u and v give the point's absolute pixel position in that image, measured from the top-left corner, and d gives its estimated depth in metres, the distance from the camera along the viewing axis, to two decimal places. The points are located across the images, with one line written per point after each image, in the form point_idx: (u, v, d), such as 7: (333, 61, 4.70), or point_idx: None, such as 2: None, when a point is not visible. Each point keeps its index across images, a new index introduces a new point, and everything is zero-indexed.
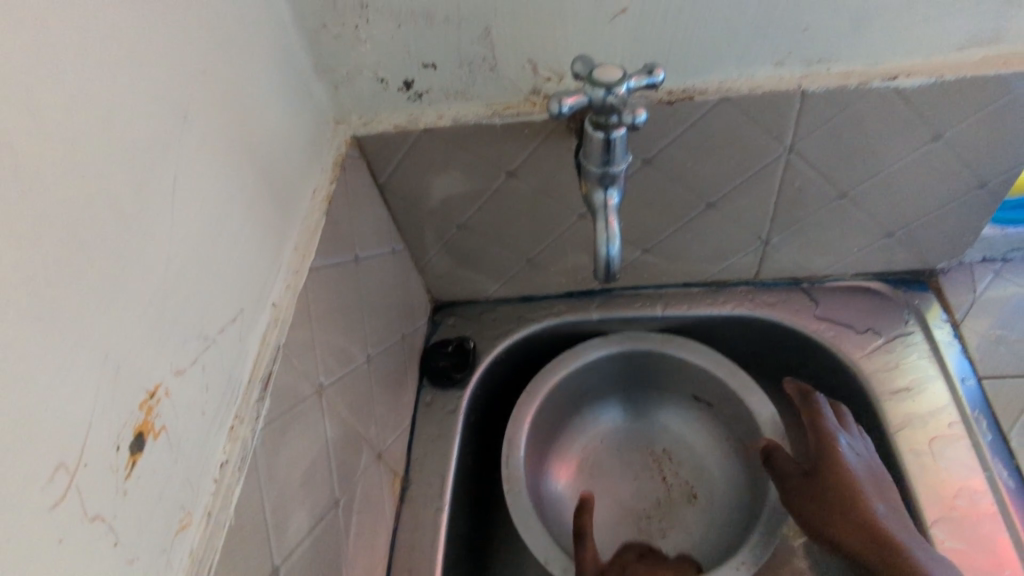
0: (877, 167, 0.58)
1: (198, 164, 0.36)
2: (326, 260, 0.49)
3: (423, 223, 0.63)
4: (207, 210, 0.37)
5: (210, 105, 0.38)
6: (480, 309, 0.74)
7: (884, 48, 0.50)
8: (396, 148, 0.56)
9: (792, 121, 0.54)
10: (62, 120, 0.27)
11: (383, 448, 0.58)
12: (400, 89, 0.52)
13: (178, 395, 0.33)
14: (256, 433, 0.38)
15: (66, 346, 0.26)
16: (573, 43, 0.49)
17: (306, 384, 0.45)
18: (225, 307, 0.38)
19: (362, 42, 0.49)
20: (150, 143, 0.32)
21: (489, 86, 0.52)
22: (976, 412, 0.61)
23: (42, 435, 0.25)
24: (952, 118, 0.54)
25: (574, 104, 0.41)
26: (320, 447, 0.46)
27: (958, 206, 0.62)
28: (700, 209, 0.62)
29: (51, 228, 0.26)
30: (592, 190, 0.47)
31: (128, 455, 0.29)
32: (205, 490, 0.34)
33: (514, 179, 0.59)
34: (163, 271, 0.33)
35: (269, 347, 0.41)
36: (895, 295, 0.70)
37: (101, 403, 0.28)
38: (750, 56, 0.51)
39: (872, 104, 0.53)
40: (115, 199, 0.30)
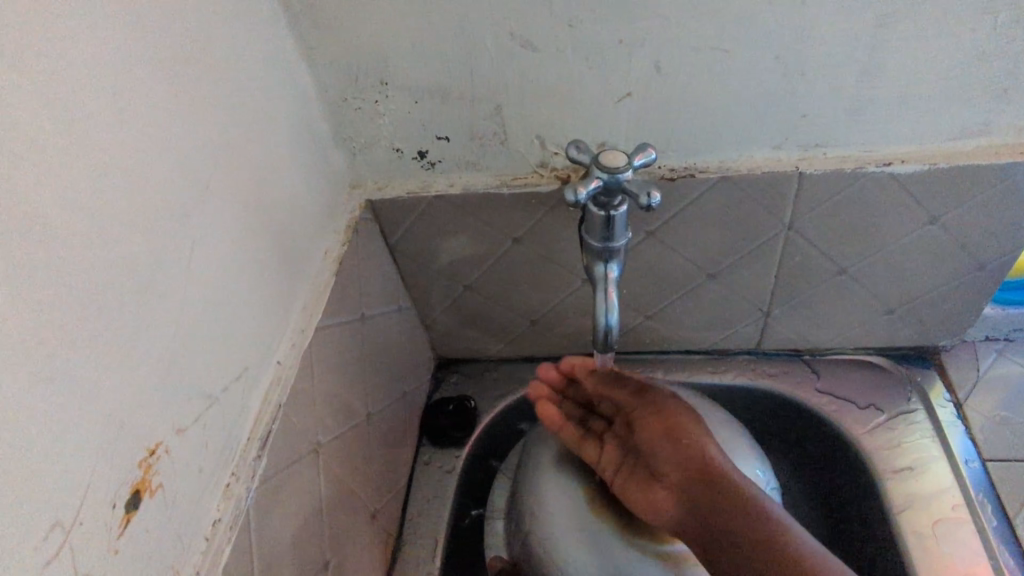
0: (876, 247, 0.60)
1: (214, 227, 0.38)
2: (333, 318, 0.51)
3: (431, 283, 0.65)
4: (219, 271, 0.38)
5: (229, 173, 0.40)
6: (483, 368, 0.75)
7: (879, 135, 0.52)
8: (406, 212, 0.58)
9: (791, 201, 0.56)
10: (90, 190, 0.29)
11: (377, 507, 0.58)
12: (414, 158, 0.55)
13: (177, 454, 0.34)
14: (250, 492, 0.38)
15: (74, 409, 0.27)
16: (579, 121, 0.51)
17: (304, 442, 0.45)
18: (229, 368, 0.39)
19: (380, 115, 0.52)
20: (169, 210, 0.34)
21: (498, 159, 0.54)
22: (981, 496, 0.61)
23: (42, 496, 0.26)
24: (949, 202, 0.56)
25: (589, 189, 0.42)
26: (314, 507, 0.46)
27: (957, 288, 0.63)
28: (701, 279, 0.64)
29: (73, 293, 0.28)
30: (592, 262, 0.48)
31: (123, 512, 0.30)
32: (195, 549, 0.35)
33: (520, 244, 0.60)
34: (172, 334, 0.34)
35: (271, 406, 0.42)
36: (898, 370, 0.70)
37: (103, 461, 0.29)
38: (749, 139, 0.53)
39: (867, 187, 0.55)
40: (133, 264, 0.31)
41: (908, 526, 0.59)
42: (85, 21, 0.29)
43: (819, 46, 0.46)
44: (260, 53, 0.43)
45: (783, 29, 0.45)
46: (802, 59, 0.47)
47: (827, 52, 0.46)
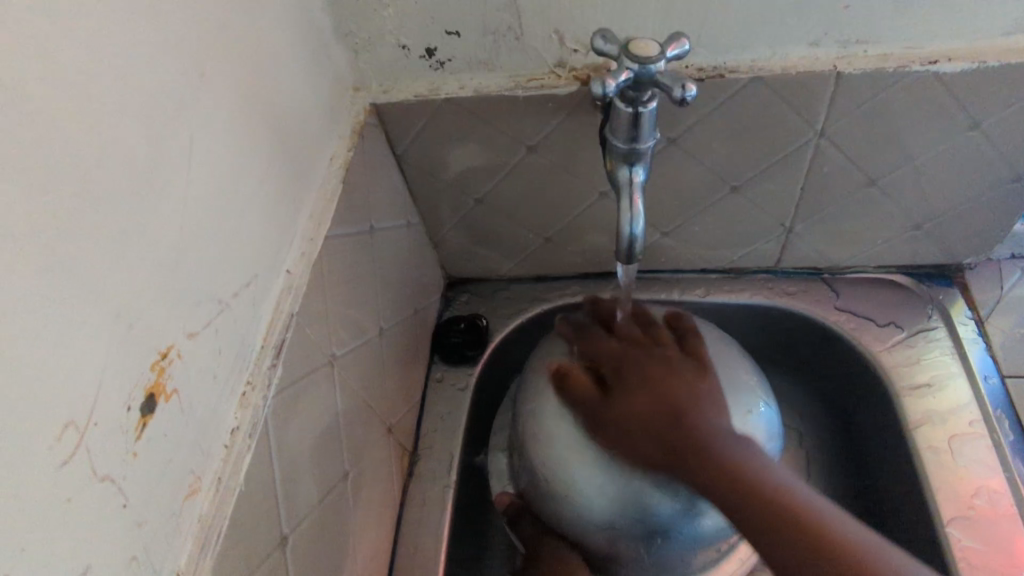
0: (909, 157, 0.57)
1: (212, 119, 0.35)
2: (342, 228, 0.49)
3: (440, 197, 0.62)
4: (220, 171, 0.36)
5: (224, 62, 0.36)
6: (493, 288, 0.73)
7: (928, 28, 0.48)
8: (414, 118, 0.54)
9: (826, 104, 0.52)
10: (80, 69, 0.26)
11: (392, 422, 0.57)
12: (422, 57, 0.51)
13: (189, 358, 0.32)
14: (268, 401, 0.37)
15: (82, 304, 0.26)
16: (601, 14, 0.47)
17: (318, 354, 0.44)
18: (237, 273, 0.37)
19: (385, 6, 0.47)
20: (166, 97, 0.31)
21: (514, 57, 0.51)
22: (998, 411, 0.61)
23: (53, 396, 0.24)
24: (995, 107, 0.52)
25: (619, 83, 0.39)
26: (330, 420, 0.45)
27: (991, 201, 0.60)
28: (723, 192, 0.61)
29: (65, 179, 0.25)
30: (617, 166, 0.45)
31: (139, 416, 0.28)
32: (215, 456, 0.34)
33: (535, 154, 0.57)
34: (177, 233, 0.32)
35: (283, 315, 0.40)
36: (918, 289, 0.69)
37: (114, 364, 0.27)
38: (786, 34, 0.49)
39: (908, 89, 0.51)
40: (132, 154, 0.29)
41: (923, 442, 0.59)
42: None
43: None
44: None
45: None
46: None
47: None
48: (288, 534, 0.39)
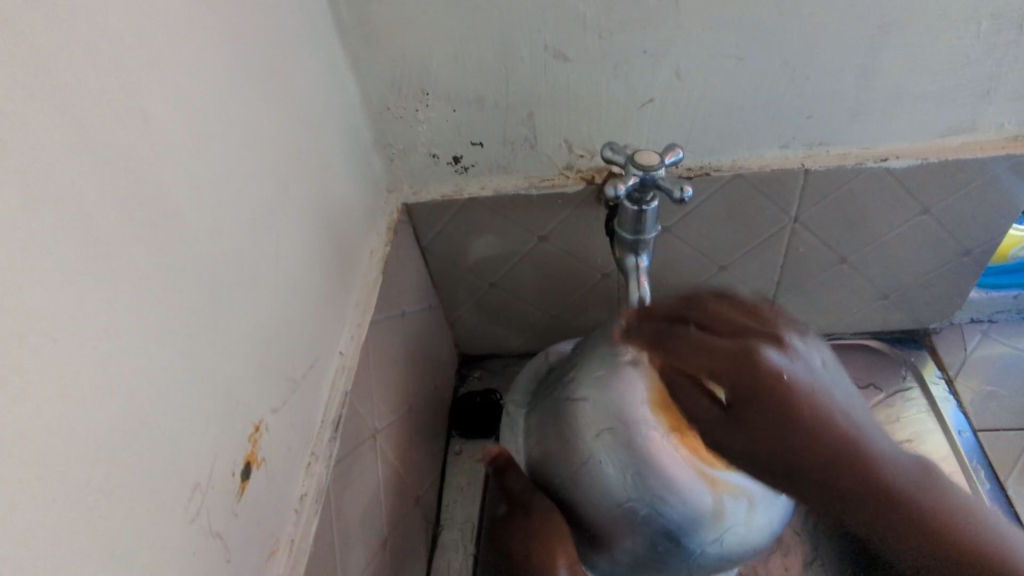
0: (872, 237, 0.65)
1: (283, 223, 0.41)
2: (381, 313, 0.54)
3: (459, 282, 0.68)
4: (290, 267, 0.42)
5: (292, 175, 0.43)
6: (504, 363, 0.78)
7: (876, 134, 0.57)
8: (440, 214, 0.61)
9: (797, 195, 0.61)
10: (199, 191, 0.32)
11: (420, 493, 0.61)
12: (449, 163, 0.58)
13: (272, 430, 0.37)
14: (329, 469, 0.41)
15: (200, 385, 0.31)
16: (603, 126, 0.56)
17: (365, 427, 0.48)
18: (303, 356, 0.42)
19: (419, 123, 0.55)
20: (254, 209, 0.38)
21: (529, 162, 0.58)
22: (975, 463, 0.66)
23: (181, 462, 0.29)
24: (939, 194, 0.61)
25: (627, 187, 0.46)
26: (374, 489, 0.49)
27: (945, 272, 0.69)
28: (713, 271, 0.68)
29: (188, 284, 0.31)
30: (624, 254, 0.52)
31: (239, 481, 0.33)
32: (289, 520, 0.38)
33: (545, 242, 0.64)
34: (261, 322, 0.37)
35: (339, 391, 0.45)
36: (893, 353, 0.76)
37: (220, 436, 0.32)
38: (759, 139, 0.57)
39: (866, 182, 0.60)
40: (230, 256, 0.35)
41: None
42: (193, 44, 0.33)
43: (822, 52, 0.51)
44: (317, 67, 0.47)
45: (791, 39, 0.50)
46: (806, 66, 0.52)
47: (828, 59, 0.52)
48: None
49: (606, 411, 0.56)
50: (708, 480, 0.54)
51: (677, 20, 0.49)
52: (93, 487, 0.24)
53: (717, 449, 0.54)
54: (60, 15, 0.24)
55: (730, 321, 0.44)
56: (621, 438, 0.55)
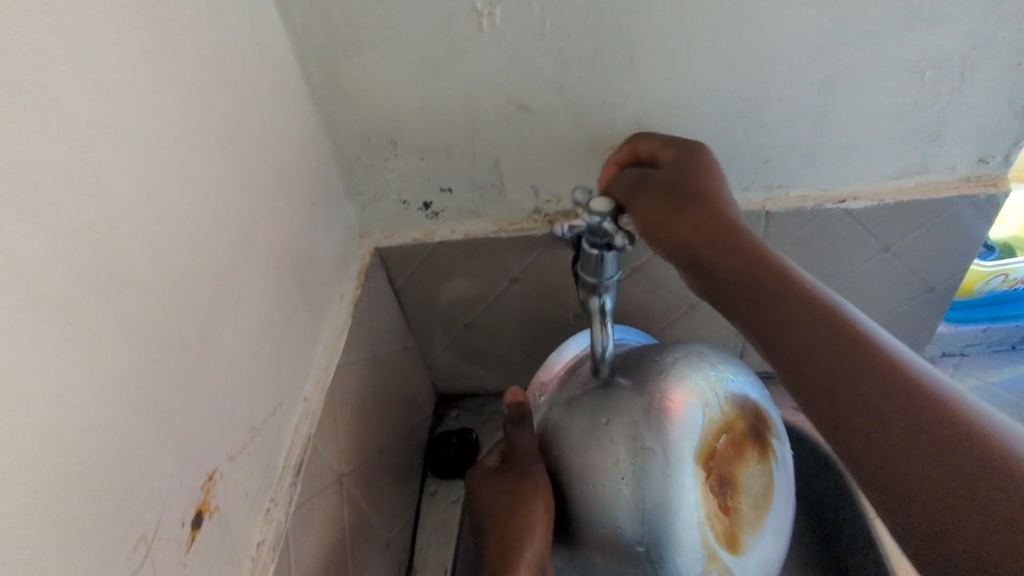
0: (837, 274, 0.66)
1: (247, 274, 0.42)
2: (350, 356, 0.55)
3: (434, 323, 0.69)
4: (254, 314, 0.43)
5: (257, 228, 0.44)
6: (481, 402, 0.79)
7: (833, 177, 0.59)
8: (411, 258, 0.63)
9: (761, 235, 0.62)
10: (159, 248, 0.34)
11: (391, 536, 0.61)
12: (419, 209, 0.60)
13: (228, 479, 0.37)
14: (288, 515, 0.42)
15: (152, 438, 0.32)
16: (568, 172, 0.57)
17: (330, 470, 0.49)
18: (266, 402, 0.43)
19: (389, 171, 0.57)
20: (215, 261, 0.39)
21: (497, 207, 0.60)
22: None
23: (128, 515, 0.30)
24: (898, 233, 0.63)
25: None
26: (338, 532, 0.49)
27: (911, 307, 0.70)
28: (684, 309, 0.69)
29: (143, 338, 0.32)
30: (588, 296, 0.53)
31: (190, 531, 0.33)
32: (245, 567, 0.38)
33: (516, 284, 0.65)
34: (219, 371, 0.38)
35: (303, 436, 0.46)
36: None
37: (171, 488, 0.32)
38: None
39: (826, 222, 0.61)
40: (189, 309, 0.36)
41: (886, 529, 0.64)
42: (155, 108, 0.34)
43: (774, 101, 0.53)
44: (286, 121, 0.49)
45: (744, 89, 0.52)
46: (759, 115, 0.54)
47: (781, 108, 0.54)
48: None
49: (640, 432, 0.49)
50: (707, 549, 0.47)
51: (632, 74, 0.51)
52: (34, 543, 0.25)
53: (726, 524, 0.48)
54: (19, 93, 0.26)
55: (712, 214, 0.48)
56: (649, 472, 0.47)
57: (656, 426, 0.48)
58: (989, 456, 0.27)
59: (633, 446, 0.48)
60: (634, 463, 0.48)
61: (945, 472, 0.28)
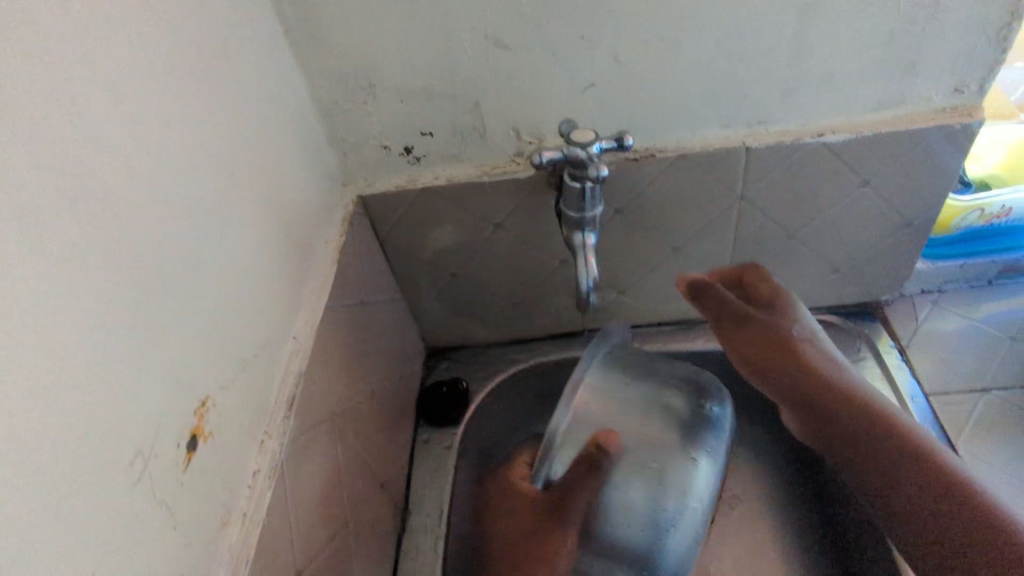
0: (819, 211, 0.67)
1: (232, 212, 0.42)
2: (338, 300, 0.55)
3: (421, 272, 0.70)
4: (239, 252, 0.43)
5: (240, 167, 0.44)
6: (471, 353, 0.79)
7: (812, 111, 0.60)
8: (395, 205, 0.63)
9: (742, 172, 0.63)
10: (143, 174, 0.33)
11: (386, 478, 0.62)
12: (401, 154, 0.60)
13: (220, 407, 0.38)
14: (283, 446, 0.42)
15: (143, 359, 0.32)
16: (549, 112, 0.57)
17: (322, 408, 0.50)
18: (255, 338, 0.43)
19: (369, 115, 0.57)
20: (200, 195, 0.39)
21: (479, 150, 0.60)
22: (927, 427, 0.69)
23: (123, 431, 0.30)
24: (877, 167, 0.63)
25: (551, 157, 0.49)
26: (333, 469, 0.50)
27: (891, 243, 0.71)
28: (668, 251, 0.70)
29: (131, 261, 0.32)
30: (572, 232, 0.54)
31: (185, 452, 0.34)
32: (241, 493, 0.39)
33: (501, 230, 0.66)
34: (208, 303, 0.38)
35: (292, 374, 0.46)
36: (848, 325, 0.78)
37: (165, 410, 0.33)
38: (699, 121, 0.60)
39: (806, 157, 0.62)
40: (175, 238, 0.36)
41: None
42: (132, 32, 0.34)
43: (754, 33, 0.53)
44: (264, 61, 0.48)
45: (722, 21, 0.52)
46: (739, 47, 0.54)
47: (760, 40, 0.54)
48: (302, 567, 0.43)
49: (665, 439, 0.54)
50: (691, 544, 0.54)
51: (610, 7, 0.51)
52: (31, 446, 0.25)
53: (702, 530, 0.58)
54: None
55: (763, 352, 0.58)
56: (673, 480, 0.53)
57: (676, 436, 0.55)
58: (1005, 534, 0.42)
59: (653, 445, 0.53)
60: (660, 467, 0.53)
61: (984, 562, 0.42)
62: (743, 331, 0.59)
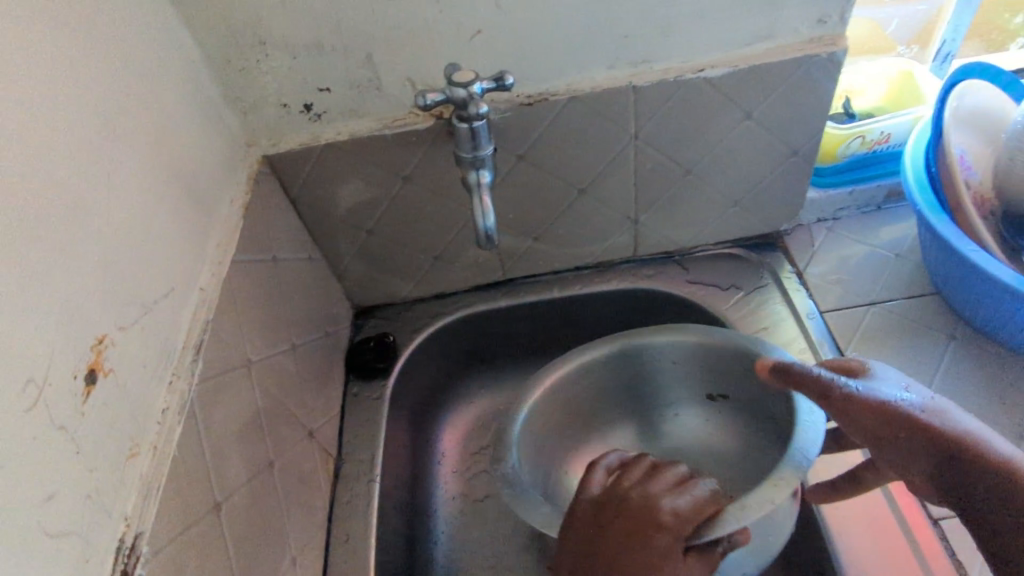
0: (710, 146, 0.71)
1: (125, 165, 0.44)
2: (247, 255, 0.57)
3: (336, 231, 0.72)
4: (134, 203, 0.44)
5: (132, 122, 0.45)
6: (397, 310, 0.82)
7: (691, 47, 0.63)
8: (301, 164, 0.64)
9: (632, 111, 0.66)
10: (26, 119, 0.35)
11: (313, 427, 0.64)
12: (301, 111, 0.62)
13: (121, 345, 0.39)
14: (192, 386, 0.44)
15: (36, 293, 0.33)
16: (441, 62, 0.60)
17: (235, 355, 0.51)
18: (157, 285, 0.45)
19: (264, 73, 0.58)
20: (89, 145, 0.40)
21: (377, 104, 0.62)
22: (821, 339, 0.74)
23: (18, 359, 0.32)
24: (757, 99, 0.68)
25: (436, 99, 0.51)
26: (252, 413, 0.52)
27: (781, 173, 0.76)
28: (574, 194, 0.74)
29: (17, 200, 0.33)
30: (467, 172, 0.56)
31: (84, 384, 0.36)
32: (150, 429, 0.41)
33: (409, 183, 0.68)
34: (103, 248, 0.40)
35: (200, 321, 0.48)
36: (751, 257, 0.84)
37: (61, 343, 0.35)
38: (586, 63, 0.63)
39: (690, 93, 0.66)
40: (65, 184, 0.37)
41: None
42: None
43: None
44: (150, 21, 0.49)
45: None
46: None
47: None
48: (222, 500, 0.46)
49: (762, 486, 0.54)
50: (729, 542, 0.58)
51: None
52: None
53: None
54: None
55: (890, 416, 0.48)
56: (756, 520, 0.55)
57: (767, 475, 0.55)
58: None
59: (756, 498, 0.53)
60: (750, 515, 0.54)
61: None
62: (873, 400, 0.49)
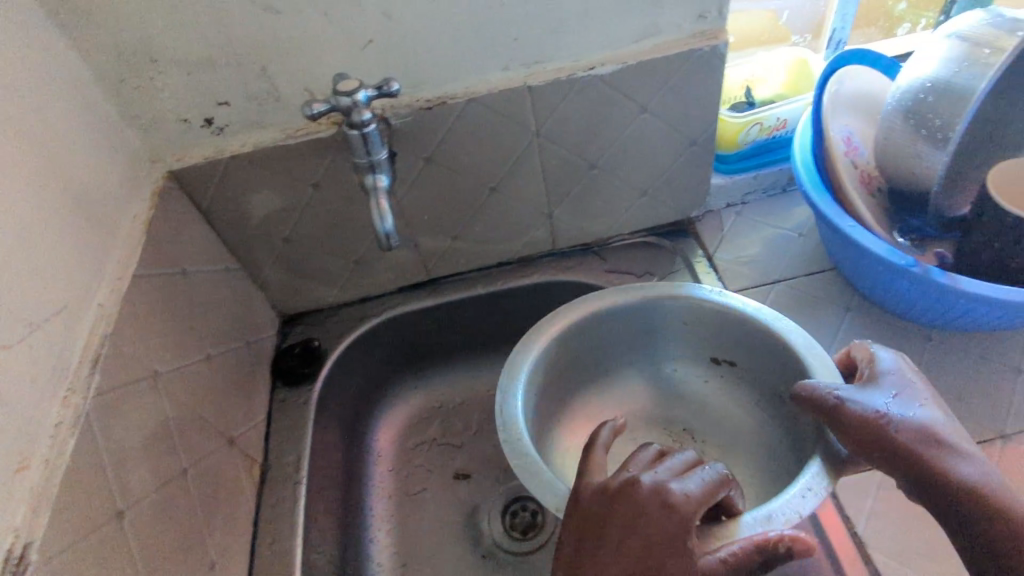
0: (611, 140, 0.75)
1: (11, 186, 0.45)
2: (152, 269, 0.58)
3: (252, 240, 0.73)
4: (22, 223, 0.45)
5: (18, 144, 0.46)
6: (324, 315, 0.83)
7: (581, 47, 0.66)
8: (208, 177, 0.65)
9: (530, 109, 0.69)
10: None
11: (234, 434, 0.65)
12: (202, 126, 0.63)
13: (7, 362, 0.40)
14: (88, 400, 0.46)
15: None
16: (337, 71, 0.61)
17: (139, 367, 0.52)
18: (49, 302, 0.46)
19: (160, 90, 0.59)
20: None
21: (279, 115, 0.63)
22: None
23: None
24: (650, 94, 0.71)
25: (322, 109, 0.52)
26: (160, 423, 0.54)
27: (683, 162, 0.80)
28: (486, 193, 0.76)
29: None
30: (365, 176, 0.58)
31: None
32: (41, 442, 0.42)
33: (319, 190, 0.70)
34: None
35: (97, 337, 0.49)
36: (665, 243, 0.87)
37: None
38: (481, 66, 0.65)
39: (585, 90, 0.69)
40: None
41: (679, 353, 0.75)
42: None
43: None
44: (35, 44, 0.50)
45: None
46: None
47: None
48: (126, 508, 0.47)
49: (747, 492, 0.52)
50: None
51: None
52: None
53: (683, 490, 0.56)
54: None
55: (875, 428, 0.49)
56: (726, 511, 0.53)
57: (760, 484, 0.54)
58: None
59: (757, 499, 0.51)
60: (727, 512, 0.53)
61: None
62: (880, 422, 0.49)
